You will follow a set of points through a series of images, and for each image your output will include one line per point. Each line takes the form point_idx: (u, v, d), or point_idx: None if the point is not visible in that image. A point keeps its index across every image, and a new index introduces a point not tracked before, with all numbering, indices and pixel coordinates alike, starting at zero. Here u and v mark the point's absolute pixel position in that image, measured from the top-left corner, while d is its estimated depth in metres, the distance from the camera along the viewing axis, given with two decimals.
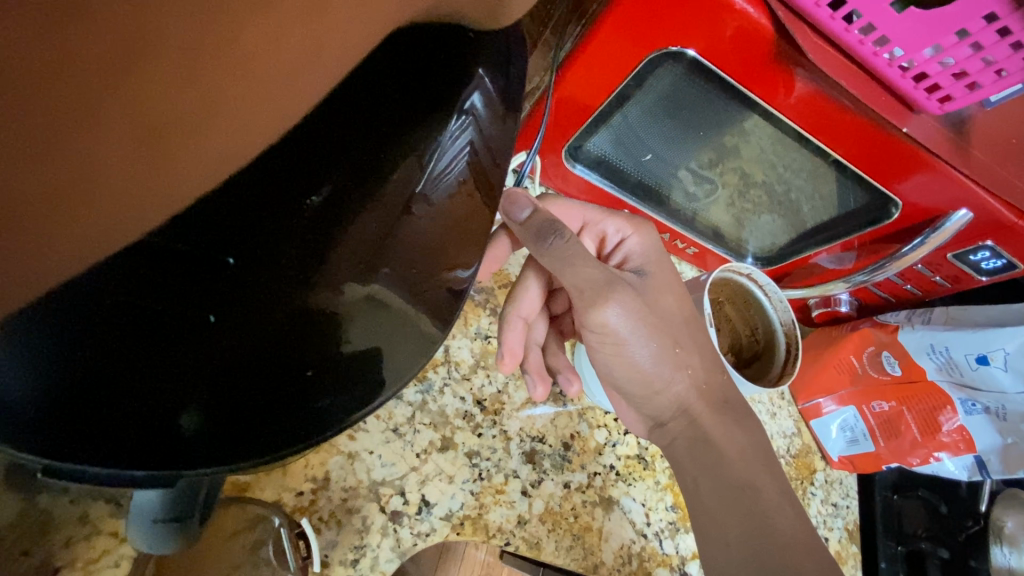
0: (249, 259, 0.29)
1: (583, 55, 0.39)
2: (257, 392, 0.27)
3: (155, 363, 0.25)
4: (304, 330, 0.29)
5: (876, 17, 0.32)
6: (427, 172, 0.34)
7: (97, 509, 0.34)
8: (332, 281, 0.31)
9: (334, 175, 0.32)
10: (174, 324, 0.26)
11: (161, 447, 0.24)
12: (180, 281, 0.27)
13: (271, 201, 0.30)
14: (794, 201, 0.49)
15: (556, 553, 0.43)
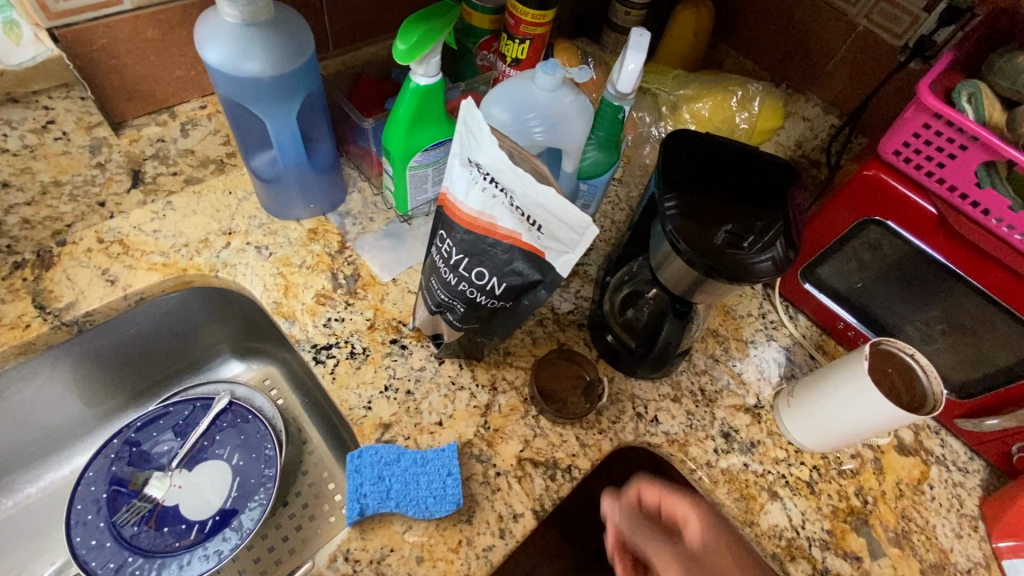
0: (746, 224, 0.56)
1: (814, 218, 0.70)
2: (762, 233, 0.55)
3: (746, 230, 0.56)
4: (765, 228, 0.56)
5: (1002, 215, 0.56)
6: (775, 243, 0.54)
7: (532, 338, 0.72)
8: (773, 239, 0.55)
9: (756, 216, 0.57)
10: (739, 238, 0.55)
11: (752, 256, 0.54)
12: (747, 222, 0.56)
13: (740, 214, 0.57)
14: (1008, 335, 0.63)
15: (726, 496, 0.65)
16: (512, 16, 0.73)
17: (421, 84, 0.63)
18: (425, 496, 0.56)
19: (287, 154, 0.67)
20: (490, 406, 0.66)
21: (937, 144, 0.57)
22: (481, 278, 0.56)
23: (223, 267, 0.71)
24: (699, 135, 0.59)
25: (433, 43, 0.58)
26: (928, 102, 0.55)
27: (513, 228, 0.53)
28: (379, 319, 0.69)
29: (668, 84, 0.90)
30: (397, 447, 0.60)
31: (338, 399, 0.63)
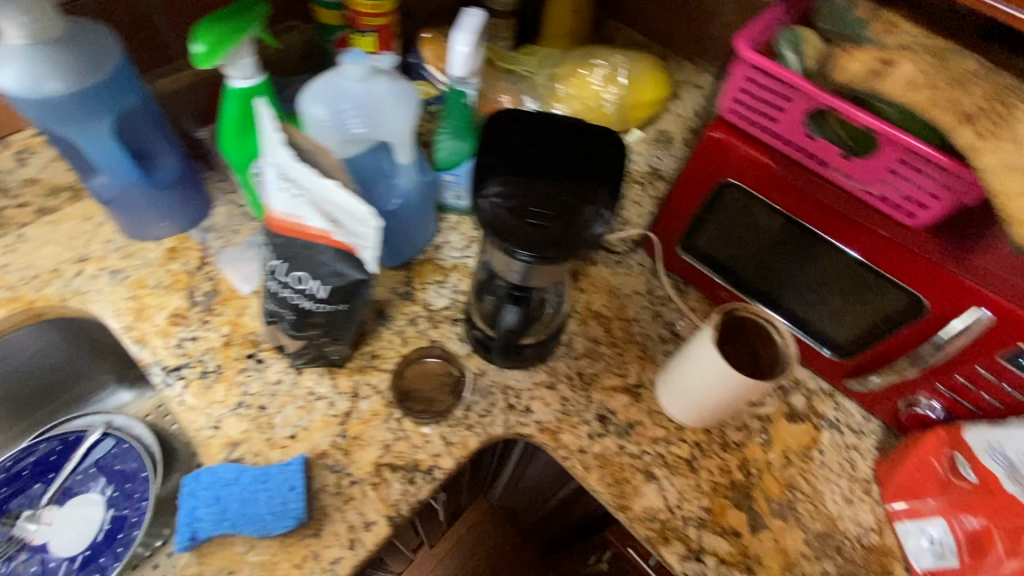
0: (572, 195, 0.52)
1: (677, 185, 0.68)
2: (589, 203, 0.52)
3: (571, 199, 0.52)
4: (591, 197, 0.52)
5: (837, 164, 0.53)
6: (600, 212, 0.51)
7: (400, 337, 0.70)
8: (599, 208, 0.51)
9: (582, 184, 0.53)
10: (563, 209, 0.51)
11: (576, 228, 0.50)
12: (573, 191, 0.52)
13: (566, 183, 0.53)
14: (873, 289, 0.60)
15: (599, 482, 0.63)
16: (351, 10, 0.71)
17: (241, 88, 0.59)
18: (264, 513, 0.55)
19: (118, 174, 0.64)
20: (350, 413, 0.63)
21: (764, 97, 0.54)
22: (302, 282, 0.54)
23: (74, 295, 0.69)
24: (504, 111, 0.55)
25: (235, 40, 0.55)
26: (744, 55, 0.52)
27: (321, 227, 0.50)
28: (236, 334, 0.67)
29: (536, 65, 0.88)
30: (242, 465, 0.58)
31: (187, 420, 0.61)
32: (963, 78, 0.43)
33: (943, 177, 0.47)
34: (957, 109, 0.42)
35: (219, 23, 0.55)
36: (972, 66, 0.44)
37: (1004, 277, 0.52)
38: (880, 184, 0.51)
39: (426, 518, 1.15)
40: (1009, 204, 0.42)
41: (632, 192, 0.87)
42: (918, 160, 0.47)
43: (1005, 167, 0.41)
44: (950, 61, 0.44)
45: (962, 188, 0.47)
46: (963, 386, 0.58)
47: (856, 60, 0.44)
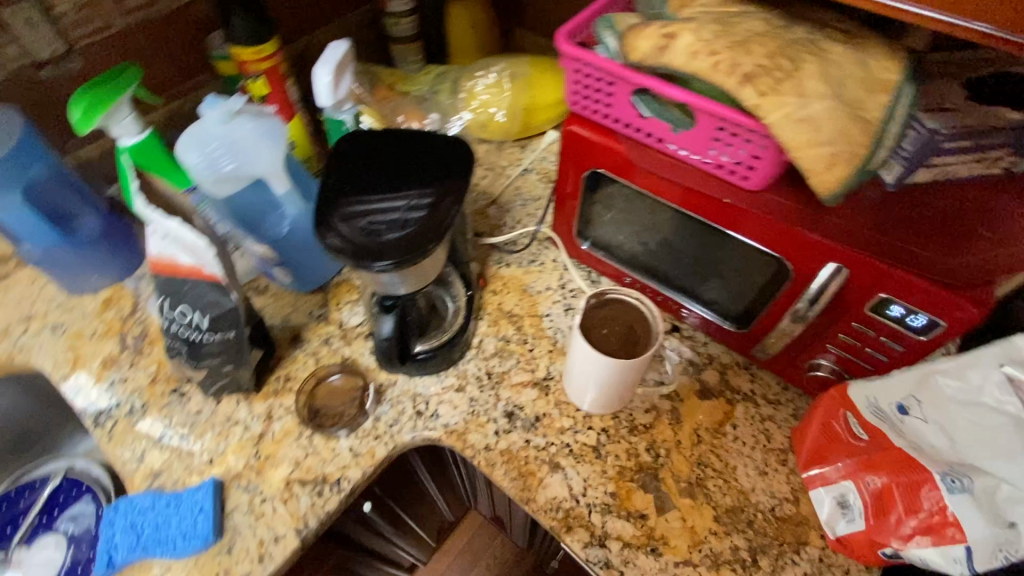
0: (417, 204, 0.55)
1: (560, 180, 0.70)
2: (435, 207, 0.55)
3: (417, 207, 0.55)
4: (437, 199, 0.55)
5: (671, 139, 0.54)
6: (446, 210, 0.55)
7: (312, 358, 0.73)
8: (447, 204, 0.55)
9: (427, 191, 0.56)
10: (408, 217, 0.54)
11: (419, 235, 0.53)
12: (419, 200, 0.55)
13: (411, 192, 0.56)
14: (746, 255, 0.61)
15: (503, 477, 0.63)
16: (238, 60, 0.77)
17: (127, 145, 0.65)
18: (174, 534, 0.58)
19: (40, 238, 0.71)
20: (264, 434, 0.67)
21: (593, 86, 0.56)
22: (184, 315, 0.58)
23: (20, 351, 0.75)
24: (349, 135, 0.59)
25: (108, 104, 0.60)
26: (566, 50, 0.55)
27: (191, 261, 0.55)
28: (162, 371, 0.72)
29: (430, 84, 0.93)
30: (159, 492, 0.62)
31: (113, 455, 0.66)
32: (745, 39, 0.45)
33: (755, 138, 0.48)
34: (735, 71, 0.43)
35: (94, 91, 0.61)
36: (759, 27, 0.46)
37: (853, 224, 0.52)
38: (710, 152, 0.52)
39: (410, 534, 1.15)
40: (799, 154, 0.43)
41: (545, 192, 0.89)
42: (730, 126, 0.49)
43: (786, 117, 0.42)
44: (733, 25, 0.46)
45: (775, 147, 0.48)
46: (847, 342, 0.57)
47: (645, 37, 0.47)
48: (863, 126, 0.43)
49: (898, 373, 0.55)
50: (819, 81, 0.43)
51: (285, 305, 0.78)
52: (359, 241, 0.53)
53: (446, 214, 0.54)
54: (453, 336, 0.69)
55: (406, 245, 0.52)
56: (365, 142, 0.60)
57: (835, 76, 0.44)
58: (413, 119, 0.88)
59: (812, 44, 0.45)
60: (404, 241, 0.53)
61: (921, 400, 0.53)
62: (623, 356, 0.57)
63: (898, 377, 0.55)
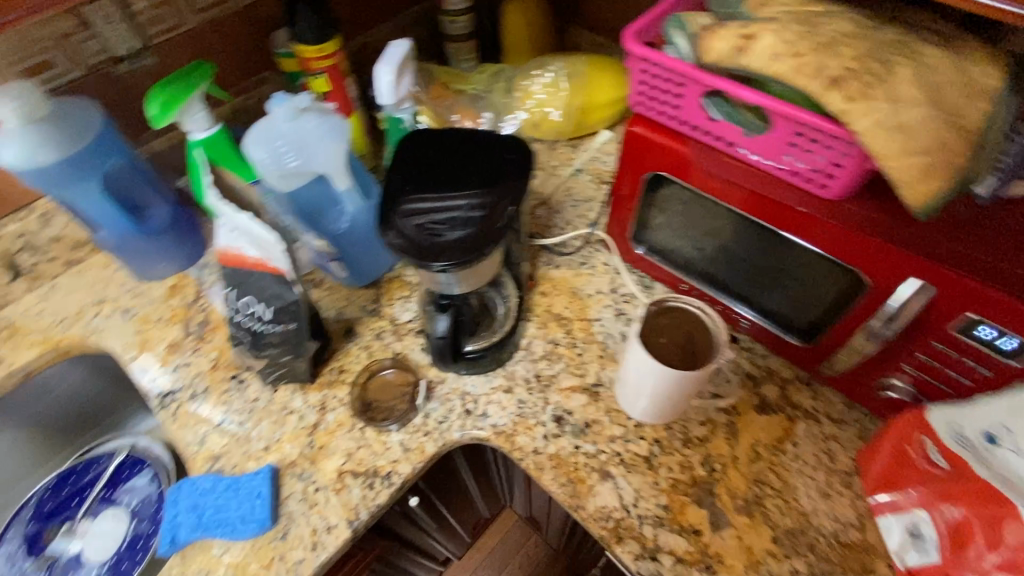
0: (478, 204, 0.55)
1: (618, 182, 0.69)
2: (495, 206, 0.54)
3: (478, 207, 0.54)
4: (498, 197, 0.55)
5: (743, 143, 0.52)
6: (507, 209, 0.54)
7: (364, 352, 0.74)
8: (508, 203, 0.55)
9: (488, 191, 0.55)
10: (469, 218, 0.54)
11: (481, 236, 0.53)
12: (479, 200, 0.55)
13: (472, 191, 0.55)
14: (817, 267, 0.58)
15: (552, 482, 0.63)
16: (301, 57, 0.78)
17: (200, 138, 0.67)
18: (233, 518, 0.60)
19: (114, 227, 0.74)
20: (318, 425, 0.68)
21: (659, 87, 0.54)
22: (251, 306, 0.60)
23: (93, 333, 0.79)
24: (408, 132, 0.59)
25: (183, 99, 0.62)
26: (633, 51, 0.52)
27: (257, 254, 0.56)
28: (222, 358, 0.75)
29: (486, 84, 0.92)
30: (220, 475, 0.64)
31: (177, 437, 0.69)
32: (831, 40, 0.41)
33: (837, 145, 0.45)
34: (821, 74, 0.40)
35: (169, 87, 0.63)
36: (846, 28, 0.43)
37: (939, 239, 0.49)
38: (785, 158, 0.50)
39: (446, 527, 1.16)
40: (888, 165, 0.40)
41: (597, 193, 0.88)
42: (810, 132, 0.46)
43: (877, 125, 0.39)
44: (818, 26, 0.42)
45: (859, 155, 0.45)
46: (926, 363, 0.54)
47: (720, 38, 0.44)
48: (960, 135, 0.39)
49: (985, 398, 0.50)
50: (914, 87, 0.40)
51: (340, 299, 0.79)
52: (421, 241, 0.53)
53: (508, 214, 0.54)
54: (505, 337, 0.69)
55: (468, 246, 0.52)
56: (426, 138, 0.60)
57: (931, 82, 0.40)
58: (467, 117, 0.88)
59: (905, 46, 0.42)
60: (465, 242, 0.52)
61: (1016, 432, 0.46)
62: (682, 366, 0.56)
63: (984, 403, 0.50)
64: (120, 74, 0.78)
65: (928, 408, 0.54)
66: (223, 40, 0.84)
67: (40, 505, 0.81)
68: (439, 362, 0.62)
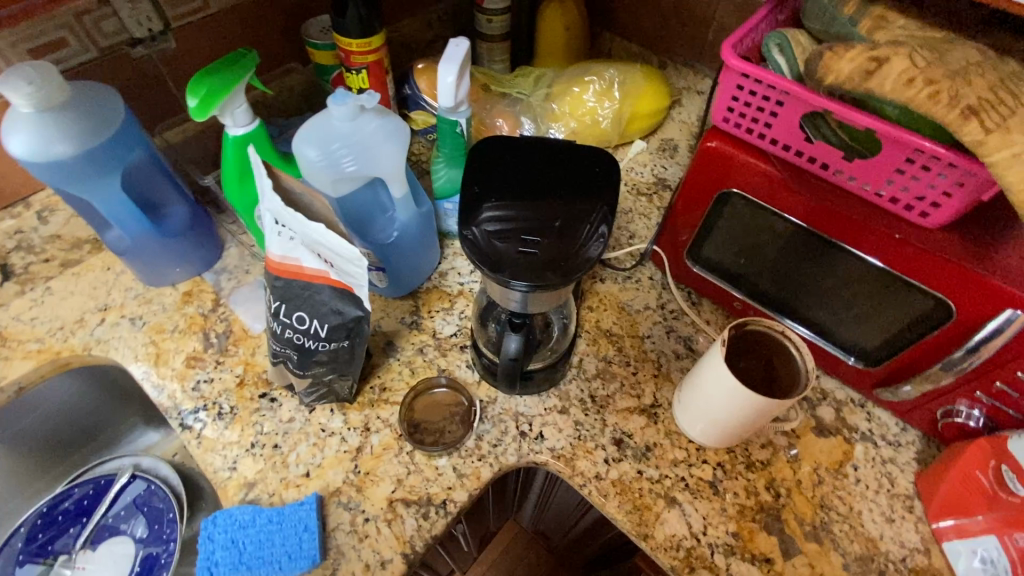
0: (563, 220, 0.52)
1: (680, 199, 0.66)
2: (582, 225, 0.52)
3: (564, 223, 0.52)
4: (585, 215, 0.52)
5: (841, 167, 0.52)
6: (594, 229, 0.52)
7: (406, 370, 0.69)
8: (595, 222, 0.52)
9: (573, 208, 0.53)
10: (553, 235, 0.51)
11: (568, 254, 0.50)
12: (564, 216, 0.52)
13: (555, 207, 0.53)
14: (892, 292, 0.57)
15: (617, 509, 0.60)
16: (341, 50, 0.72)
17: (236, 135, 0.61)
18: (279, 554, 0.55)
19: (129, 227, 0.67)
20: (362, 448, 0.63)
21: (756, 104, 0.53)
22: (302, 322, 0.54)
23: (97, 344, 0.71)
24: (486, 141, 0.57)
25: (226, 91, 0.56)
26: (732, 64, 0.51)
27: (317, 267, 0.51)
28: (249, 373, 0.68)
29: (529, 87, 0.89)
30: (257, 506, 0.59)
31: (203, 462, 0.63)
32: (963, 68, 0.41)
33: (953, 173, 0.45)
34: (958, 103, 0.40)
35: (212, 76, 0.57)
36: (972, 56, 0.42)
37: None
38: (887, 184, 0.50)
39: (459, 548, 1.10)
40: (1023, 198, 0.40)
41: (637, 205, 0.85)
42: (925, 159, 0.46)
43: (1015, 157, 0.39)
44: (947, 53, 0.42)
45: (973, 184, 0.45)
46: (1005, 392, 0.54)
47: (846, 60, 0.44)
48: None
49: None
50: None
51: (376, 310, 0.74)
52: (502, 257, 0.50)
53: (596, 234, 0.51)
54: (563, 357, 0.66)
55: (554, 266, 0.49)
56: (503, 148, 0.58)
57: None
58: (507, 122, 0.85)
59: None
60: (552, 261, 0.49)
61: None
62: (764, 393, 0.55)
63: None
64: (136, 58, 0.70)
65: (1007, 437, 0.55)
66: (250, 26, 0.77)
67: (34, 533, 0.75)
68: (505, 383, 0.59)
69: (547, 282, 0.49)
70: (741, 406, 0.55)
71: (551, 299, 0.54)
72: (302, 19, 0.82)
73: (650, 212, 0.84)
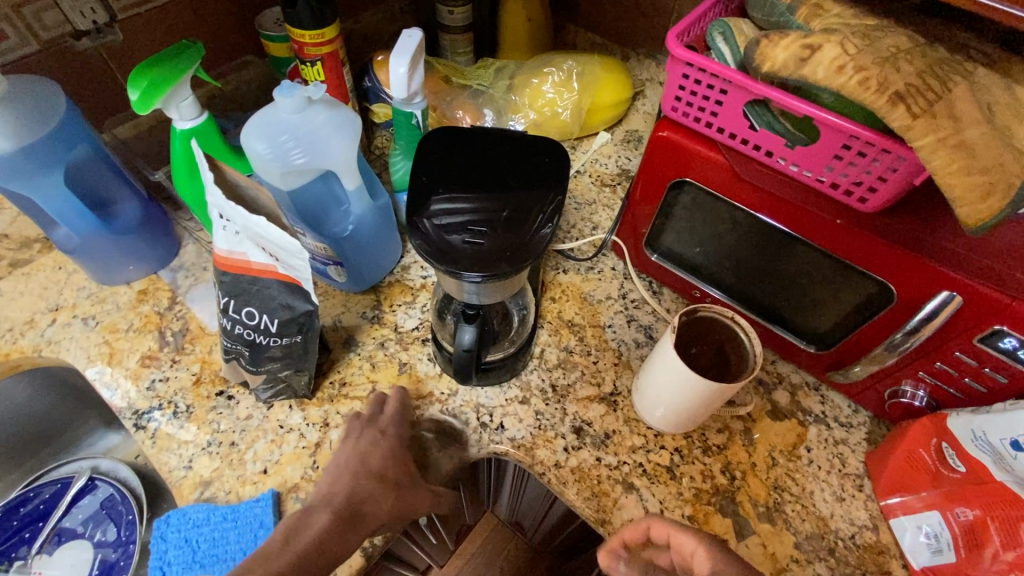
0: (512, 210, 0.52)
1: (636, 188, 0.67)
2: (531, 214, 0.52)
3: (514, 213, 0.52)
4: (533, 206, 0.52)
5: (784, 154, 0.52)
6: (543, 218, 0.52)
7: (368, 366, 0.69)
8: (544, 212, 0.52)
9: (523, 197, 0.53)
10: (503, 227, 0.51)
11: (517, 245, 0.50)
12: (514, 207, 0.52)
13: (505, 197, 0.53)
14: (838, 277, 0.58)
15: (577, 497, 0.61)
16: (295, 41, 0.71)
17: (184, 128, 0.60)
18: (234, 552, 0.55)
19: (77, 225, 0.65)
20: (321, 443, 0.63)
21: (701, 93, 0.53)
22: (251, 317, 0.53)
23: (48, 345, 0.69)
24: (436, 131, 0.57)
25: (170, 85, 0.55)
26: (677, 53, 0.52)
27: (264, 261, 0.51)
28: (206, 371, 0.67)
29: (490, 79, 0.89)
30: (213, 504, 0.58)
31: (158, 462, 0.62)
32: (893, 55, 0.42)
33: (886, 159, 0.46)
34: (886, 89, 0.41)
35: (153, 69, 0.55)
36: (903, 43, 0.43)
37: (963, 250, 0.50)
38: (827, 170, 0.51)
39: (435, 542, 1.10)
40: (950, 182, 0.41)
41: (600, 196, 0.86)
42: (860, 145, 0.47)
43: (940, 142, 0.40)
44: (878, 40, 0.43)
45: (905, 171, 0.46)
46: (945, 372, 0.56)
47: (782, 48, 0.44)
48: (1016, 154, 0.40)
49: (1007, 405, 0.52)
50: (972, 104, 0.41)
51: (336, 305, 0.73)
52: (450, 249, 0.50)
53: (544, 223, 0.51)
54: (525, 345, 0.67)
55: (503, 257, 0.49)
56: (454, 139, 0.58)
57: (986, 100, 0.41)
58: (469, 115, 0.85)
59: (959, 64, 0.43)
60: (501, 253, 0.49)
61: None
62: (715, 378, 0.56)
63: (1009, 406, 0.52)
64: (81, 51, 0.68)
65: (947, 415, 0.57)
66: (201, 16, 0.75)
67: None
68: (462, 373, 0.59)
69: (496, 274, 0.49)
70: (691, 392, 0.56)
71: (503, 290, 0.54)
72: (257, 10, 0.81)
73: (613, 202, 0.85)
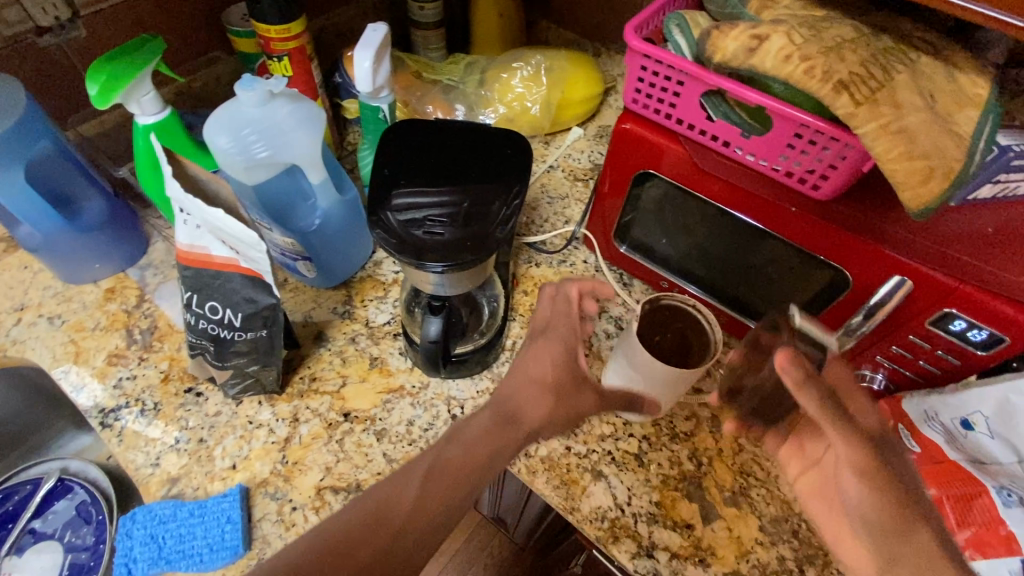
0: (475, 202, 0.52)
1: (603, 181, 0.68)
2: (492, 205, 0.52)
3: (476, 205, 0.52)
4: (494, 196, 0.53)
5: (740, 144, 0.53)
6: (504, 208, 0.52)
7: (338, 360, 0.69)
8: (505, 203, 0.53)
9: (485, 189, 0.53)
10: (465, 218, 0.51)
11: (478, 236, 0.50)
12: (476, 199, 0.53)
13: (468, 189, 0.53)
14: (798, 265, 0.60)
15: (547, 487, 0.62)
16: (261, 36, 0.71)
17: (146, 123, 0.60)
18: (200, 547, 0.55)
19: (39, 223, 0.64)
20: (290, 438, 0.63)
21: (659, 84, 0.54)
22: (214, 312, 0.53)
23: (12, 344, 0.68)
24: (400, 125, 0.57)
25: (130, 79, 0.55)
26: (634, 45, 0.53)
27: (225, 255, 0.50)
28: (174, 369, 0.67)
29: (462, 75, 0.89)
30: (180, 500, 0.58)
31: (125, 460, 0.61)
32: (837, 45, 0.43)
33: (835, 147, 0.47)
34: (830, 77, 0.42)
35: (112, 63, 0.55)
36: (848, 33, 0.44)
37: (914, 235, 0.52)
38: (781, 158, 0.52)
39: None
40: (892, 167, 0.42)
41: (573, 190, 0.86)
42: (810, 134, 0.48)
43: (881, 128, 0.41)
44: (823, 30, 0.44)
45: (854, 158, 0.48)
46: (901, 356, 0.57)
47: (731, 38, 0.45)
48: (955, 139, 0.41)
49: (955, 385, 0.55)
50: (913, 91, 0.42)
51: (307, 301, 0.73)
52: (413, 241, 0.50)
53: (505, 214, 0.52)
54: (495, 336, 0.67)
55: (465, 247, 0.50)
56: (417, 133, 0.58)
57: (926, 88, 0.43)
58: (440, 110, 0.85)
59: (901, 54, 0.44)
60: (463, 243, 0.50)
61: (987, 415, 0.53)
62: (677, 364, 0.57)
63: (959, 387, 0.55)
64: (43, 47, 0.68)
65: (900, 398, 0.59)
66: (168, 12, 0.75)
67: None
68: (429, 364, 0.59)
69: (458, 264, 0.49)
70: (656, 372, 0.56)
71: (467, 280, 0.54)
72: (225, 6, 0.80)
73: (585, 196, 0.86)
